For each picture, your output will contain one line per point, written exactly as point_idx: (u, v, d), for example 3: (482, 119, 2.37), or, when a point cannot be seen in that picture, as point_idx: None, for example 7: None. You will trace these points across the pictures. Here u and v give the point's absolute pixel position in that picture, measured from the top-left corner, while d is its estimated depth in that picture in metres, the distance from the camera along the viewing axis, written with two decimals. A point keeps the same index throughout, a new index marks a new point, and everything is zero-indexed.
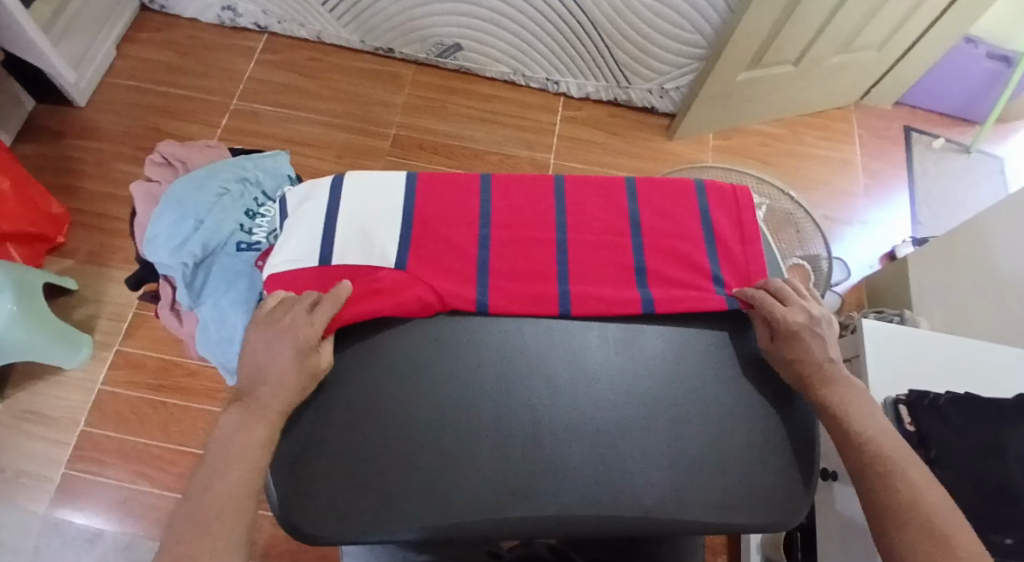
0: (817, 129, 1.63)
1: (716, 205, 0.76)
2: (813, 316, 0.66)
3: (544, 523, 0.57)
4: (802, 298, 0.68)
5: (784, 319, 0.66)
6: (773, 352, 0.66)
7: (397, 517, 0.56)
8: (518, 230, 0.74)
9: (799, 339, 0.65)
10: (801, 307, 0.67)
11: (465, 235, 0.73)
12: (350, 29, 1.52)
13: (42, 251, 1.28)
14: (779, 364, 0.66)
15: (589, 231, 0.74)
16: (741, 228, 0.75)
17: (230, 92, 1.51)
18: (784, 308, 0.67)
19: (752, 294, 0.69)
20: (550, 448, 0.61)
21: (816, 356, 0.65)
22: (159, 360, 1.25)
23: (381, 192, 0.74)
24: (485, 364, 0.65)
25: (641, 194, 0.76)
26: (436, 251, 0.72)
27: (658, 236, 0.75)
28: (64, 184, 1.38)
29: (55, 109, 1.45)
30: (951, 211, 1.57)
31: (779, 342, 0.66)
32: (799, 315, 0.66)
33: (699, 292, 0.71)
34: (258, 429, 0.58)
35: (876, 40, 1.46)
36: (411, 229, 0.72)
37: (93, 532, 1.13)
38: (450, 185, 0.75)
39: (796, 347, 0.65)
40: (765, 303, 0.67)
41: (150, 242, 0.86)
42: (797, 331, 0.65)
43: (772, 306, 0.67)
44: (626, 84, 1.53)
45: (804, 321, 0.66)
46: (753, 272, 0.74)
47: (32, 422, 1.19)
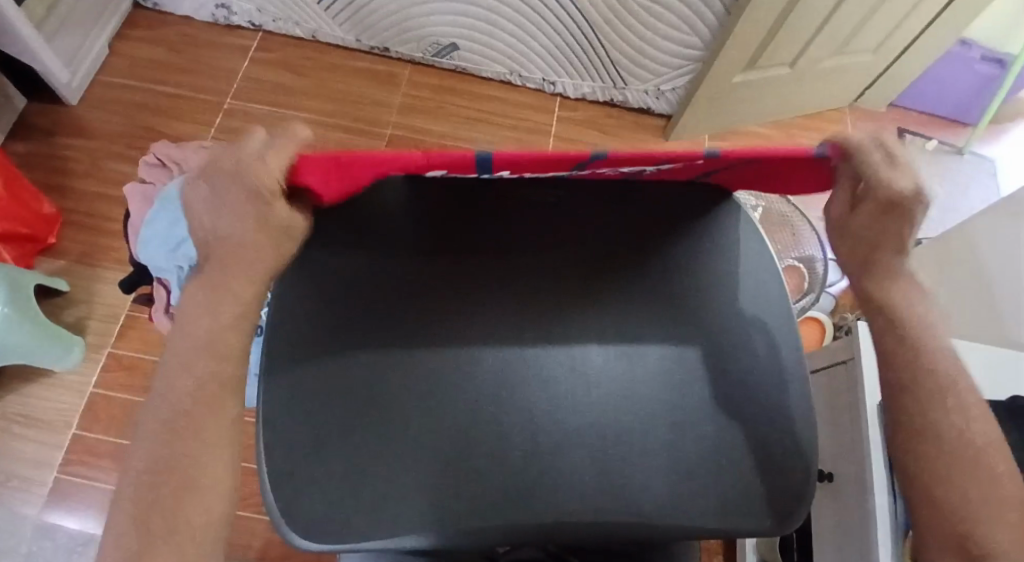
0: (811, 131, 1.64)
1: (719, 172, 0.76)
2: (921, 186, 0.57)
3: (548, 528, 0.57)
4: (912, 162, 0.58)
5: (889, 185, 0.57)
6: (846, 219, 0.61)
7: (398, 523, 0.56)
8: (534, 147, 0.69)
9: (894, 210, 0.58)
10: (911, 175, 0.57)
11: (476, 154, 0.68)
12: (345, 28, 1.51)
13: (33, 252, 1.27)
14: (853, 230, 0.61)
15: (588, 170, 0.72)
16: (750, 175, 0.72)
17: (223, 91, 1.50)
18: (889, 172, 0.57)
19: (855, 148, 0.58)
20: (550, 454, 0.60)
21: (896, 237, 0.60)
22: (152, 363, 1.24)
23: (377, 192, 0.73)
24: (484, 367, 0.64)
25: None
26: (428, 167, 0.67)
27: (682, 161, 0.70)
28: (55, 184, 1.37)
29: (46, 107, 1.44)
30: (944, 212, 1.58)
31: (868, 208, 0.59)
32: (907, 182, 0.57)
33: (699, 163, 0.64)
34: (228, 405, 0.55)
35: (870, 43, 1.46)
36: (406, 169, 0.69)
37: (85, 535, 1.12)
38: None
39: (887, 219, 0.59)
40: (868, 161, 0.58)
41: (144, 243, 0.86)
42: (900, 201, 0.57)
43: (875, 171, 0.57)
44: (623, 85, 1.52)
45: (910, 192, 0.57)
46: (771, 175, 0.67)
47: (23, 424, 1.17)
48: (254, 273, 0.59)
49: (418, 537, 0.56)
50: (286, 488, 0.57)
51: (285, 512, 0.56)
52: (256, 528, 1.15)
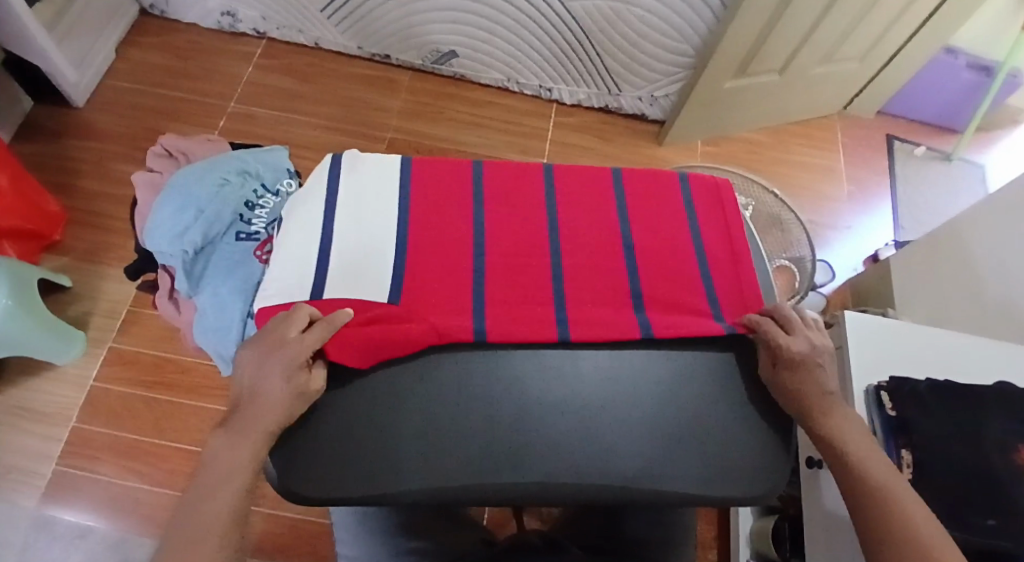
0: (802, 138, 1.68)
1: (703, 209, 0.79)
2: (817, 347, 0.66)
3: (531, 489, 0.59)
4: (808, 328, 0.68)
5: (789, 348, 0.66)
6: (776, 379, 0.66)
7: (388, 482, 0.59)
8: (511, 256, 0.73)
9: (801, 368, 0.65)
10: (805, 337, 0.67)
11: (460, 259, 0.72)
12: (348, 35, 1.55)
13: (37, 248, 1.29)
14: (781, 391, 0.65)
15: (581, 249, 0.74)
16: (735, 250, 0.76)
17: (227, 95, 1.54)
18: (788, 336, 0.67)
19: (757, 321, 0.68)
20: (535, 420, 0.63)
21: (818, 387, 0.65)
22: (152, 357, 1.25)
23: (376, 220, 0.73)
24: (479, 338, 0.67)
25: (633, 218, 0.77)
26: (431, 267, 0.71)
27: (654, 258, 0.75)
28: (60, 183, 1.39)
29: (53, 109, 1.47)
30: (934, 216, 1.62)
31: (784, 368, 0.66)
32: (802, 344, 0.66)
33: (695, 316, 0.70)
34: (242, 440, 0.58)
35: (857, 51, 1.50)
36: (408, 253, 0.72)
37: (82, 528, 1.12)
38: (445, 204, 0.75)
39: (798, 375, 0.65)
40: (769, 330, 0.67)
41: (150, 230, 0.87)
42: (803, 360, 0.65)
43: (778, 334, 0.66)
44: (617, 91, 1.56)
45: (807, 351, 0.66)
46: (746, 290, 0.74)
47: (23, 417, 1.18)
48: (275, 419, 0.59)
49: (412, 494, 0.59)
50: (289, 449, 0.61)
51: (285, 468, 0.60)
52: (253, 521, 1.15)
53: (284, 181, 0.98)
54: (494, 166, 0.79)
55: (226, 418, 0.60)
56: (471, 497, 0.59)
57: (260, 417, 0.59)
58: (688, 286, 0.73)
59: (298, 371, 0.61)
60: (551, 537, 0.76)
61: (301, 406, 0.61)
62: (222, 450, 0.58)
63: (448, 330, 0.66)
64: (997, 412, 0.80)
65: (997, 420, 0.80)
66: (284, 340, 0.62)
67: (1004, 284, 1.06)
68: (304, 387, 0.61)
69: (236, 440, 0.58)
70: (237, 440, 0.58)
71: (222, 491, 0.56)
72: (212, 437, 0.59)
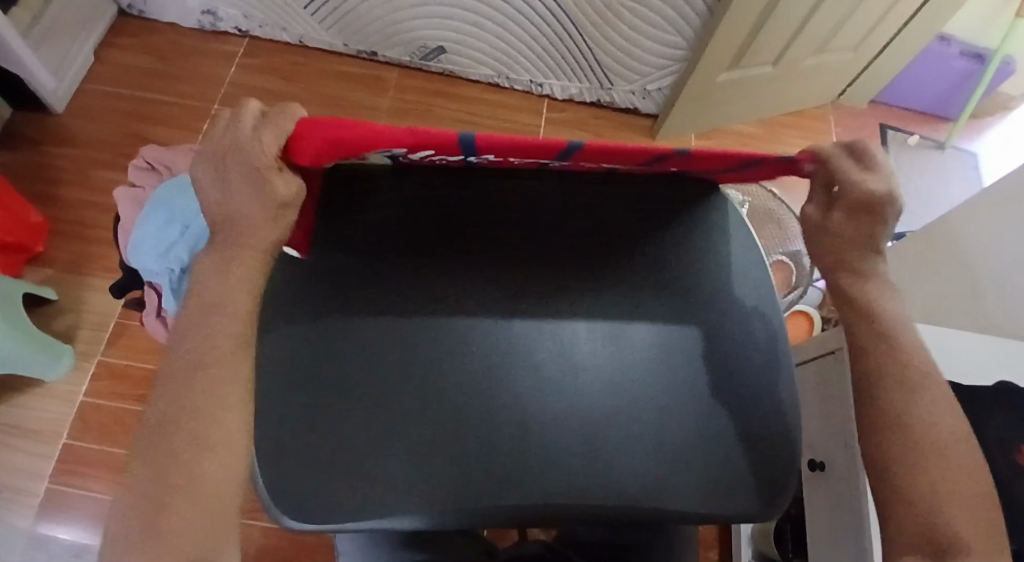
0: (795, 129, 1.66)
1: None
2: (892, 192, 0.61)
3: (534, 511, 0.59)
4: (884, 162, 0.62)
5: (862, 185, 0.60)
6: (827, 220, 0.63)
7: (387, 503, 0.57)
8: None
9: (866, 211, 0.61)
10: (881, 174, 0.61)
11: None
12: (333, 32, 1.52)
13: (20, 261, 1.26)
14: (828, 232, 0.63)
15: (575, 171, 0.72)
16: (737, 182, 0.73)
17: (211, 96, 1.50)
18: (862, 174, 0.61)
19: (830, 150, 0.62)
20: (536, 439, 0.61)
21: (871, 240, 0.62)
22: (143, 370, 1.23)
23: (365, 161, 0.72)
24: (479, 352, 0.65)
25: None
26: None
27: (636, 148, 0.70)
28: (42, 192, 1.36)
29: (31, 116, 1.43)
30: (928, 207, 1.61)
31: (840, 210, 0.62)
32: (879, 183, 0.60)
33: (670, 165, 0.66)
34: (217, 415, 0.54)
35: (851, 40, 1.49)
36: None
37: (78, 546, 1.11)
38: None
39: (851, 221, 0.62)
40: (840, 162, 0.62)
41: (136, 247, 0.86)
42: (872, 203, 0.61)
43: (850, 172, 0.61)
44: (609, 86, 1.54)
45: (883, 191, 0.60)
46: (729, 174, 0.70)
47: (12, 435, 1.16)
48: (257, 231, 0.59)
49: (412, 518, 0.57)
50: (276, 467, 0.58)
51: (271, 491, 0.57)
52: (250, 534, 1.14)
53: None
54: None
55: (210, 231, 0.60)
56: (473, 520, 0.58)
57: (241, 236, 0.59)
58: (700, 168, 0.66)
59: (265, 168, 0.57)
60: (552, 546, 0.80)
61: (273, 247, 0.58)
62: (214, 284, 0.57)
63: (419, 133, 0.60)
64: (994, 414, 0.80)
65: (996, 422, 0.79)
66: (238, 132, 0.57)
67: (1004, 279, 1.05)
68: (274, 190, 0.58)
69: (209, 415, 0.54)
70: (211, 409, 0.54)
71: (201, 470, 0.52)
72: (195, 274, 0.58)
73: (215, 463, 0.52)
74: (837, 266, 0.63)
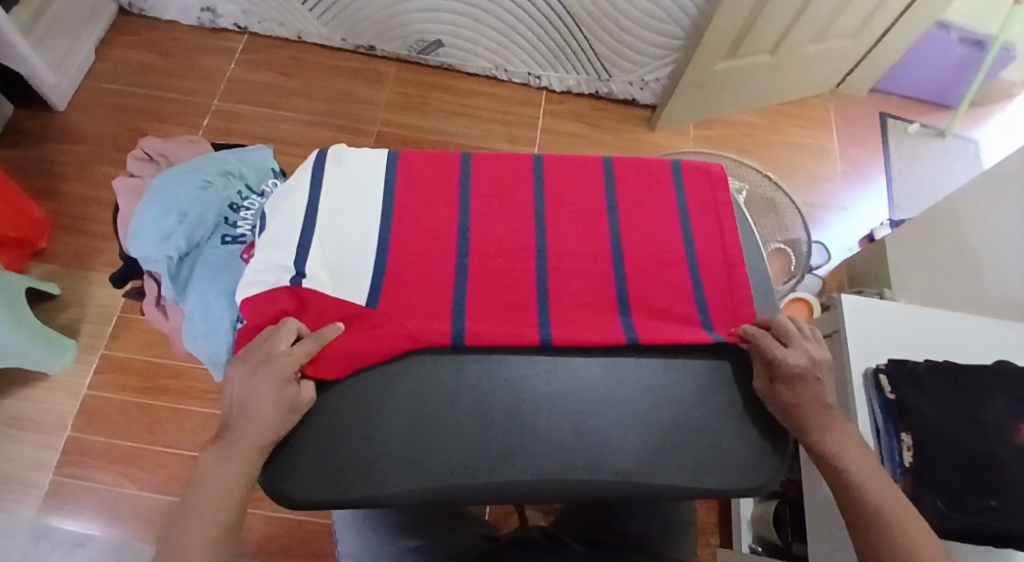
0: (795, 118, 1.66)
1: (696, 193, 0.78)
2: (814, 361, 0.65)
3: (529, 484, 0.59)
4: (806, 340, 0.67)
5: (786, 362, 0.64)
6: (773, 392, 0.64)
7: (380, 483, 0.59)
8: (488, 240, 0.72)
9: (799, 379, 0.64)
10: (803, 349, 0.65)
11: (441, 253, 0.71)
12: (331, 27, 1.53)
13: (24, 256, 1.27)
14: (777, 405, 0.64)
15: (568, 240, 0.73)
16: (725, 246, 0.75)
17: (211, 93, 1.51)
18: (785, 349, 0.65)
19: (752, 333, 0.67)
20: (528, 419, 0.62)
21: (816, 403, 0.64)
22: (145, 362, 1.24)
23: (360, 184, 0.74)
24: (471, 330, 0.66)
25: (621, 210, 0.75)
26: (416, 259, 0.70)
27: (639, 250, 0.73)
28: (44, 188, 1.37)
29: (33, 113, 1.44)
30: (929, 194, 1.61)
31: (780, 382, 0.65)
32: (800, 357, 0.65)
33: (680, 326, 0.69)
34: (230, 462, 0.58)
35: (849, 27, 1.48)
36: (391, 235, 0.71)
37: (83, 536, 1.12)
38: (434, 177, 0.75)
39: (789, 390, 0.64)
40: (764, 341, 0.66)
41: (134, 236, 0.86)
42: (799, 373, 0.64)
43: (774, 347, 0.65)
44: (607, 77, 1.54)
45: (805, 364, 0.65)
46: (738, 292, 0.72)
47: (18, 428, 1.17)
48: (266, 432, 0.59)
49: (408, 495, 0.58)
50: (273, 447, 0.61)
51: (271, 469, 0.60)
52: (253, 523, 1.15)
53: (268, 180, 0.96)
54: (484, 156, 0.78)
55: (218, 433, 0.61)
56: (467, 494, 0.59)
57: (249, 434, 0.59)
58: (678, 294, 0.72)
59: (287, 383, 0.61)
60: (553, 533, 0.78)
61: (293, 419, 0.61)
62: (213, 464, 0.59)
63: (424, 342, 0.65)
64: (1000, 393, 0.79)
65: (997, 400, 0.79)
66: (272, 347, 0.62)
67: (1002, 262, 1.05)
68: (293, 402, 0.61)
69: (226, 463, 0.58)
70: (229, 457, 0.59)
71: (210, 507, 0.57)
72: (205, 453, 0.60)
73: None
74: (797, 431, 0.64)
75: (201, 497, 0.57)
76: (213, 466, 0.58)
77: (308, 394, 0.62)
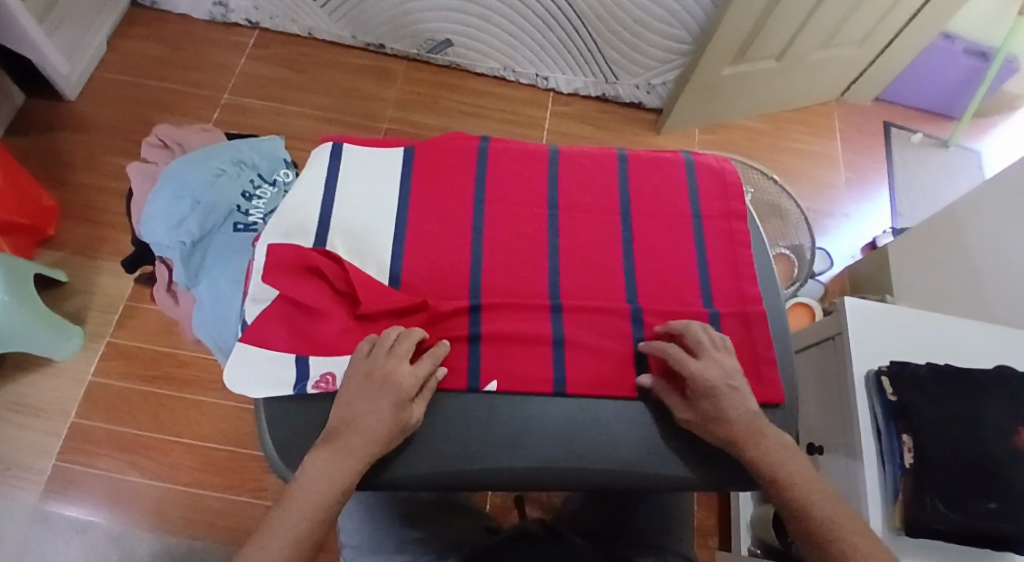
0: (800, 124, 1.67)
1: (716, 251, 0.78)
2: (726, 369, 0.66)
3: (528, 471, 0.65)
4: (716, 350, 0.68)
5: (700, 375, 0.65)
6: (698, 413, 0.65)
7: (399, 465, 0.65)
8: (502, 250, 0.75)
9: (721, 392, 0.64)
10: (714, 360, 0.67)
11: (457, 260, 0.74)
12: (341, 24, 1.54)
13: (32, 242, 1.28)
14: (705, 424, 0.65)
15: (581, 283, 0.74)
16: (737, 250, 0.78)
17: (221, 87, 1.52)
18: (699, 363, 0.66)
19: (662, 350, 0.68)
20: (537, 408, 0.68)
21: (738, 413, 0.64)
22: (151, 351, 1.25)
23: (376, 190, 0.77)
24: (487, 389, 0.68)
25: (638, 227, 0.78)
26: (431, 266, 0.73)
27: (653, 267, 0.76)
28: (54, 177, 1.38)
29: (44, 102, 1.45)
30: (930, 203, 1.62)
31: (698, 401, 0.65)
32: (712, 368, 0.66)
33: (688, 318, 0.73)
34: (332, 471, 0.59)
35: (856, 35, 1.49)
36: (406, 244, 0.74)
37: (84, 522, 1.12)
38: (445, 184, 0.78)
39: (710, 405, 0.64)
40: (677, 358, 0.67)
41: (147, 223, 0.89)
42: (715, 386, 0.65)
43: (686, 360, 0.66)
44: (615, 80, 1.56)
45: (718, 376, 0.66)
46: (750, 303, 0.75)
47: (22, 413, 1.18)
48: (373, 448, 0.61)
49: (413, 480, 0.65)
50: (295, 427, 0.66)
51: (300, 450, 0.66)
52: (253, 514, 1.15)
53: (280, 170, 0.97)
54: (494, 204, 0.77)
55: (327, 437, 0.62)
56: (466, 479, 0.65)
57: (361, 444, 0.61)
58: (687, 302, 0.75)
59: (405, 402, 0.63)
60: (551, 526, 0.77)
61: (398, 438, 0.63)
62: (324, 464, 0.59)
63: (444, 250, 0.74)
64: (999, 396, 0.79)
65: (997, 406, 0.79)
66: (394, 369, 0.64)
67: (1001, 271, 1.06)
68: (406, 421, 0.63)
69: (327, 470, 0.59)
70: (336, 463, 0.59)
71: (293, 527, 0.55)
72: (312, 452, 0.60)
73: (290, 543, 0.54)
74: (732, 447, 0.64)
75: (294, 512, 0.56)
76: (318, 475, 0.58)
77: (416, 417, 0.64)
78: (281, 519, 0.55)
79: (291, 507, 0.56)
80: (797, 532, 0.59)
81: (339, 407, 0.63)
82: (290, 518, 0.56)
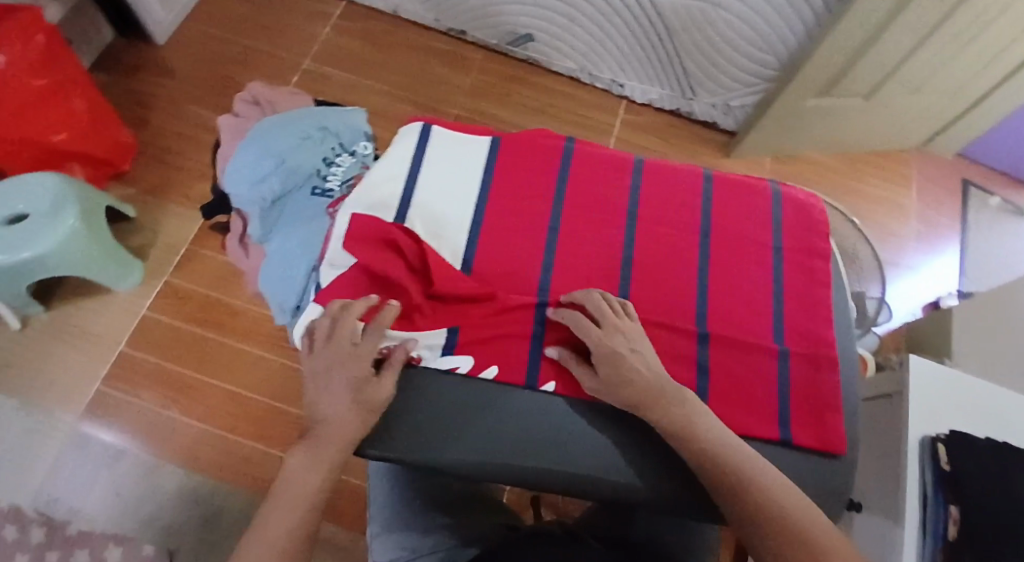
0: (875, 168, 1.63)
1: (791, 286, 0.76)
2: (628, 338, 0.68)
3: (577, 477, 0.67)
4: (618, 318, 0.69)
5: (601, 343, 0.67)
6: (603, 381, 0.66)
7: (453, 450, 0.66)
8: (576, 253, 0.75)
9: (623, 360, 0.66)
10: (615, 328, 0.68)
11: (530, 257, 0.75)
12: (427, 6, 1.55)
13: (106, 175, 1.32)
14: (609, 391, 0.66)
15: (648, 299, 0.74)
16: (813, 288, 0.77)
17: (303, 51, 1.55)
18: (600, 331, 0.68)
19: (564, 316, 0.69)
20: (595, 418, 0.69)
21: (641, 379, 0.65)
22: (204, 296, 1.28)
23: (460, 177, 0.78)
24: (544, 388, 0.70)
25: (716, 250, 0.77)
26: (504, 259, 0.74)
27: (726, 293, 0.75)
28: (135, 116, 1.43)
29: (133, 43, 1.50)
30: (1000, 269, 1.56)
31: (602, 369, 0.66)
32: (612, 336, 0.67)
33: (754, 350, 0.73)
34: (314, 462, 0.61)
35: (947, 87, 1.42)
36: (483, 232, 0.75)
37: (118, 449, 1.16)
38: (527, 180, 0.78)
39: (613, 374, 0.66)
40: (580, 325, 0.68)
41: (232, 175, 0.93)
42: (614, 353, 0.66)
43: (591, 329, 0.68)
44: (692, 96, 1.54)
45: (614, 344, 0.67)
46: (821, 344, 0.74)
47: (77, 335, 1.22)
48: (347, 435, 0.63)
49: (464, 466, 0.67)
50: None
51: None
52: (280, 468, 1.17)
53: (361, 142, 0.98)
54: (574, 207, 0.77)
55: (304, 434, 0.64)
56: (516, 474, 0.67)
57: (338, 433, 0.63)
58: (755, 333, 0.74)
59: (367, 379, 0.65)
60: (570, 528, 0.78)
61: (372, 419, 0.65)
62: (303, 460, 0.61)
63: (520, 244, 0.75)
64: None
65: None
66: (345, 352, 0.66)
67: None
68: (372, 397, 0.65)
69: (310, 463, 0.61)
70: (314, 455, 0.61)
71: (287, 516, 0.57)
72: (290, 455, 0.62)
73: (286, 529, 0.56)
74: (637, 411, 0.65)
75: (286, 502, 0.58)
76: (301, 471, 0.60)
77: (386, 390, 0.66)
78: (271, 511, 0.58)
79: (280, 500, 0.58)
80: (723, 501, 0.60)
81: (309, 402, 0.66)
82: (281, 509, 0.58)
